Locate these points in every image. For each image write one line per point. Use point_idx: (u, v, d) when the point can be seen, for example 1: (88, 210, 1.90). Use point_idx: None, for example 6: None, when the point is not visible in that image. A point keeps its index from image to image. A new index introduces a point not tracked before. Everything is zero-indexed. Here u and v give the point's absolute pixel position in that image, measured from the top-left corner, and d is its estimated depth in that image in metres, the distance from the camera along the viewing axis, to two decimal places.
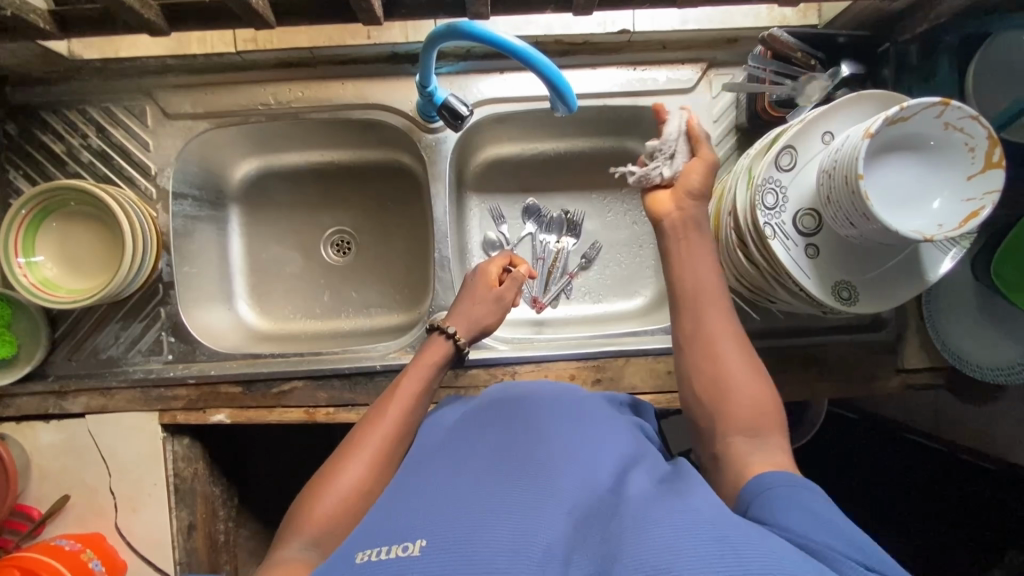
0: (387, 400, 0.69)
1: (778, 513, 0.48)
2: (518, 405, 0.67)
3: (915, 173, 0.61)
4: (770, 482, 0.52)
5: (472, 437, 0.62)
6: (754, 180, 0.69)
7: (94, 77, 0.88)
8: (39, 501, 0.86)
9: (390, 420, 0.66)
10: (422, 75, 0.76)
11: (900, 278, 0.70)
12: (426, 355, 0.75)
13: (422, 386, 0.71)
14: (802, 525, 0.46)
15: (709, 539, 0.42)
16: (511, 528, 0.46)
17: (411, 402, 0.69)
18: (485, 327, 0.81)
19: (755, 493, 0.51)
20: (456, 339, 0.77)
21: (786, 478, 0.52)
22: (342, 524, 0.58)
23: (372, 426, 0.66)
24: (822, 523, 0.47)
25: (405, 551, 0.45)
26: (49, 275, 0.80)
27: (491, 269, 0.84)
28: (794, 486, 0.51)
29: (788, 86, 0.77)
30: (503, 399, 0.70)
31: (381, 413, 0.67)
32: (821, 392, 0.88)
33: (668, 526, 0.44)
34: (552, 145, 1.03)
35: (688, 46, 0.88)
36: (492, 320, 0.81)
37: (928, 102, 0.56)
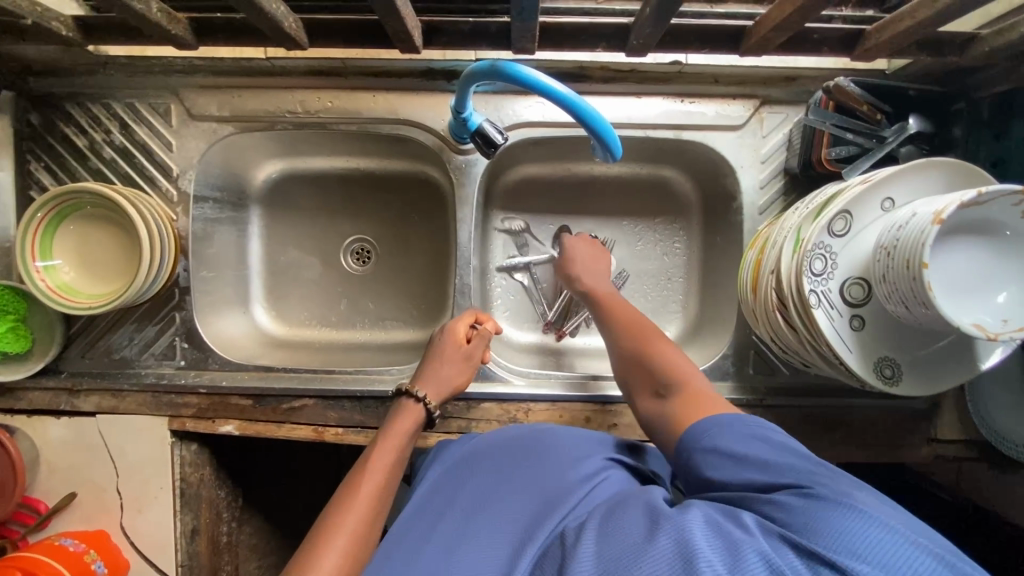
0: (360, 477, 0.65)
1: (709, 469, 0.52)
2: (516, 445, 0.68)
3: (986, 262, 0.56)
4: (702, 430, 0.55)
5: (460, 490, 0.63)
6: (803, 244, 0.65)
7: (120, 71, 0.85)
8: (46, 495, 0.86)
9: (364, 500, 0.63)
10: (457, 100, 0.71)
11: (950, 360, 0.66)
12: (398, 426, 0.71)
13: (396, 459, 0.68)
14: (730, 475, 0.50)
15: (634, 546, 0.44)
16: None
17: (384, 477, 0.66)
18: (455, 388, 0.79)
19: (691, 449, 0.55)
20: (426, 403, 0.74)
21: (714, 420, 0.56)
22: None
23: (346, 508, 0.62)
24: (746, 463, 0.50)
25: None
26: (67, 279, 0.78)
27: (461, 328, 0.81)
28: (721, 426, 0.54)
29: (849, 141, 0.71)
30: (506, 441, 0.69)
31: (354, 492, 0.63)
32: (845, 455, 0.85)
33: (599, 545, 0.46)
34: (586, 168, 0.98)
35: (741, 81, 0.82)
36: (462, 380, 0.79)
37: (1010, 190, 0.51)
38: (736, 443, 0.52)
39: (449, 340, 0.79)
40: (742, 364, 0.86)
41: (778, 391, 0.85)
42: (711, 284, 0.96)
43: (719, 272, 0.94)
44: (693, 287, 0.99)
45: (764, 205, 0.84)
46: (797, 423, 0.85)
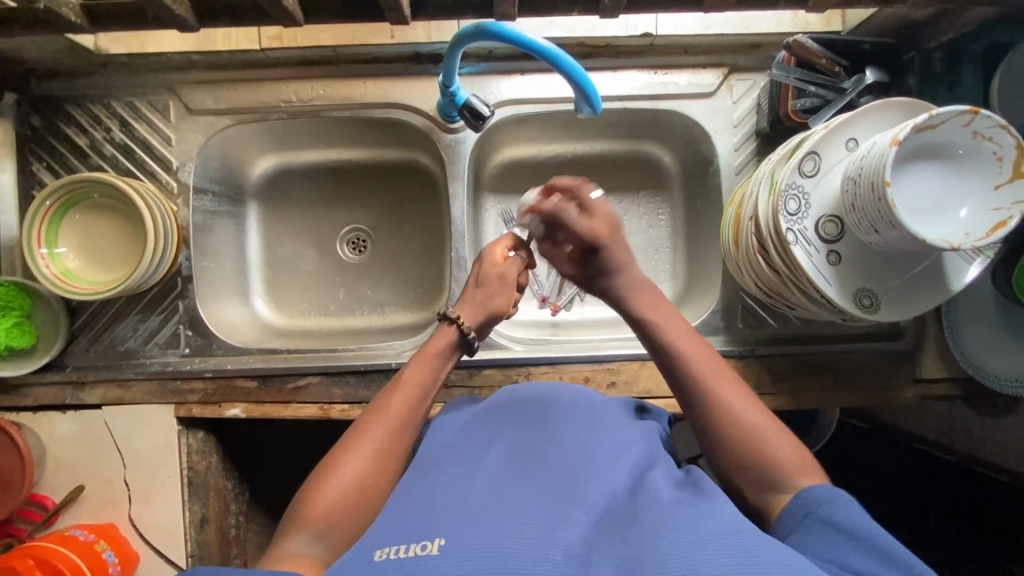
0: (392, 391, 0.69)
1: (817, 543, 0.49)
2: (529, 407, 0.69)
3: (944, 182, 0.60)
4: (810, 503, 0.52)
5: (487, 443, 0.62)
6: (777, 185, 0.69)
7: (119, 72, 0.88)
8: (53, 491, 0.86)
9: (397, 411, 0.67)
10: (445, 75, 0.76)
11: (922, 287, 0.70)
12: (430, 346, 0.74)
13: (429, 378, 0.71)
14: (843, 553, 0.47)
15: (722, 549, 0.44)
16: (531, 532, 0.47)
17: (415, 393, 0.69)
18: (495, 310, 0.79)
19: (797, 517, 0.52)
20: (461, 325, 0.76)
21: (823, 493, 0.53)
22: (346, 514, 0.59)
23: (381, 416, 0.66)
24: (862, 545, 0.47)
25: (425, 550, 0.46)
26: (71, 266, 0.81)
27: (498, 249, 0.83)
28: (836, 503, 0.51)
29: (811, 93, 0.77)
30: (517, 403, 0.71)
31: (389, 401, 0.68)
32: (837, 400, 0.88)
33: (682, 530, 0.46)
34: (570, 147, 1.03)
35: (709, 51, 0.88)
36: (501, 300, 0.79)
37: (957, 110, 0.56)
38: (853, 525, 0.49)
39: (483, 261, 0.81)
40: (731, 318, 0.90)
41: (767, 342, 0.89)
42: (696, 249, 0.99)
43: (703, 237, 0.98)
44: (680, 255, 1.02)
45: (740, 165, 0.89)
46: (788, 371, 0.88)
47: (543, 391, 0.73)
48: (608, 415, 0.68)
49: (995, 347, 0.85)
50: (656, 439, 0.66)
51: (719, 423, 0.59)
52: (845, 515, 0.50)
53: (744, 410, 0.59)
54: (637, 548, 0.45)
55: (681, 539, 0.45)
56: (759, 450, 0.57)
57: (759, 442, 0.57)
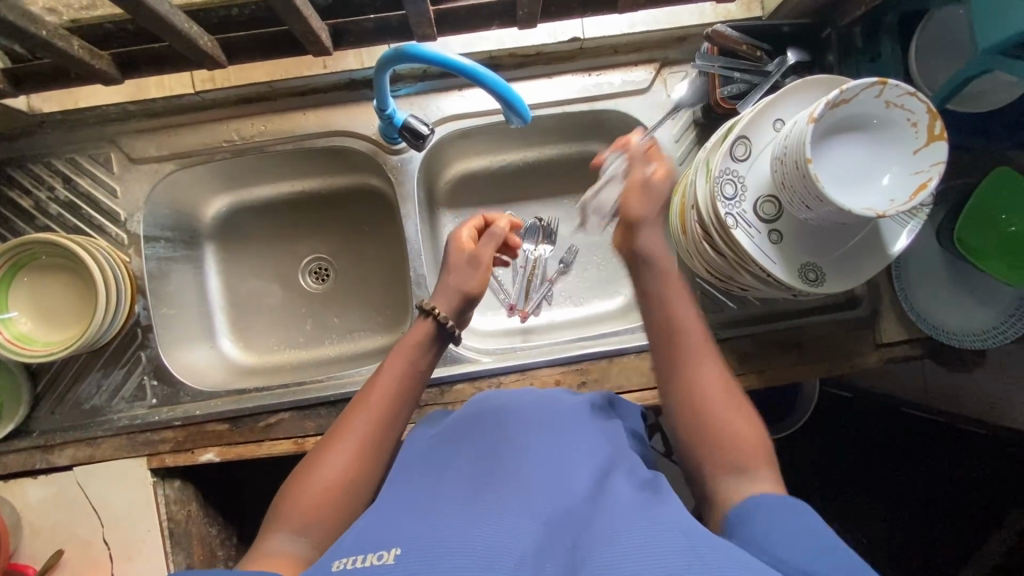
0: (371, 386, 0.69)
1: (765, 535, 0.48)
2: (492, 414, 0.68)
3: (865, 153, 0.62)
4: (761, 503, 0.51)
5: (454, 451, 0.62)
6: (711, 171, 0.70)
7: (55, 129, 0.88)
8: (34, 558, 0.84)
9: (375, 409, 0.67)
10: (378, 99, 0.77)
11: (864, 255, 0.71)
12: (408, 337, 0.73)
13: (410, 367, 0.71)
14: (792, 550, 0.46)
15: (671, 546, 0.43)
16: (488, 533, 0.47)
17: (393, 385, 0.69)
18: (469, 297, 0.77)
19: (744, 514, 0.51)
20: (436, 315, 0.74)
21: (774, 499, 0.51)
22: (326, 511, 0.59)
23: (359, 415, 0.66)
24: (813, 549, 0.46)
25: (380, 560, 0.45)
26: (25, 330, 0.80)
27: (462, 233, 0.82)
28: (784, 504, 0.50)
29: (735, 81, 0.80)
30: (481, 411, 0.70)
31: (367, 400, 0.67)
32: (804, 374, 0.89)
33: (635, 531, 0.45)
34: (519, 155, 1.04)
35: (639, 48, 0.89)
36: (473, 283, 0.77)
37: (866, 83, 0.58)
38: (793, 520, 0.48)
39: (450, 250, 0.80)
40: None
41: (729, 324, 0.90)
42: None
43: (658, 229, 1.00)
44: None
45: (682, 156, 0.90)
46: (752, 351, 0.89)
47: (509, 397, 0.73)
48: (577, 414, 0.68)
49: (950, 307, 0.88)
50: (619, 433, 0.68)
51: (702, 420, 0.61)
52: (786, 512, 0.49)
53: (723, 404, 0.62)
54: (586, 549, 0.44)
55: (632, 540, 0.44)
56: (738, 450, 0.58)
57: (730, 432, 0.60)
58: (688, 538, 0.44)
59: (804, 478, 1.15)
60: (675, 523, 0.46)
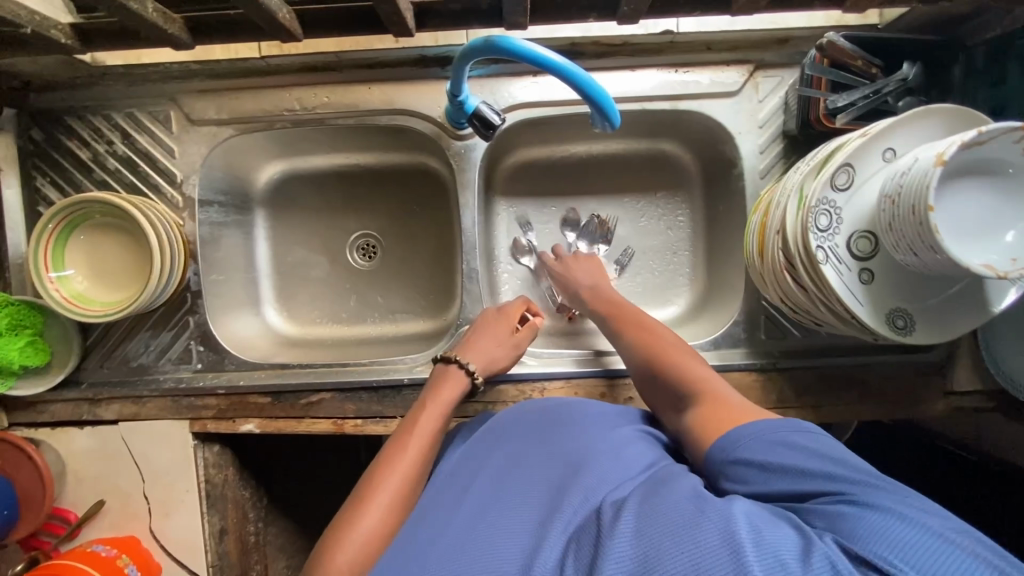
0: (400, 443, 0.68)
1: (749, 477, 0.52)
2: (525, 426, 0.68)
3: (992, 203, 0.56)
4: (733, 437, 0.56)
5: (487, 457, 0.65)
6: (806, 201, 0.65)
7: (117, 81, 0.86)
8: (76, 504, 0.87)
9: (411, 460, 0.67)
10: (452, 84, 0.72)
11: (960, 308, 0.66)
12: (444, 394, 0.75)
13: (438, 425, 0.71)
14: (774, 480, 0.51)
15: (677, 527, 0.45)
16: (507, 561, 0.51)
17: (422, 445, 0.69)
18: (495, 368, 0.81)
19: (723, 454, 0.56)
20: (474, 376, 0.78)
21: (740, 431, 0.56)
22: (366, 571, 0.59)
23: (393, 464, 0.66)
24: (784, 467, 0.51)
25: None
26: (81, 289, 0.80)
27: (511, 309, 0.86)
28: (748, 435, 0.55)
29: (849, 96, 0.70)
30: (517, 422, 0.69)
31: (402, 449, 0.68)
32: (862, 413, 0.85)
33: (640, 518, 0.47)
34: (585, 147, 0.99)
35: (734, 46, 0.82)
36: (502, 359, 0.82)
37: (1011, 127, 0.51)
38: (766, 448, 0.53)
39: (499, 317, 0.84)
40: (753, 329, 0.86)
41: (790, 353, 0.86)
42: (717, 254, 0.96)
43: (724, 241, 0.94)
44: (699, 260, 0.99)
45: (765, 169, 0.84)
46: (811, 384, 0.85)
47: (552, 401, 0.72)
48: (598, 416, 0.68)
49: None
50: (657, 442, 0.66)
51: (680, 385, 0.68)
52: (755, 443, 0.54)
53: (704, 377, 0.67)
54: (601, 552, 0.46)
55: (632, 525, 0.47)
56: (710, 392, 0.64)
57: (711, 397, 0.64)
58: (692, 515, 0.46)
59: None
60: (681, 502, 0.48)
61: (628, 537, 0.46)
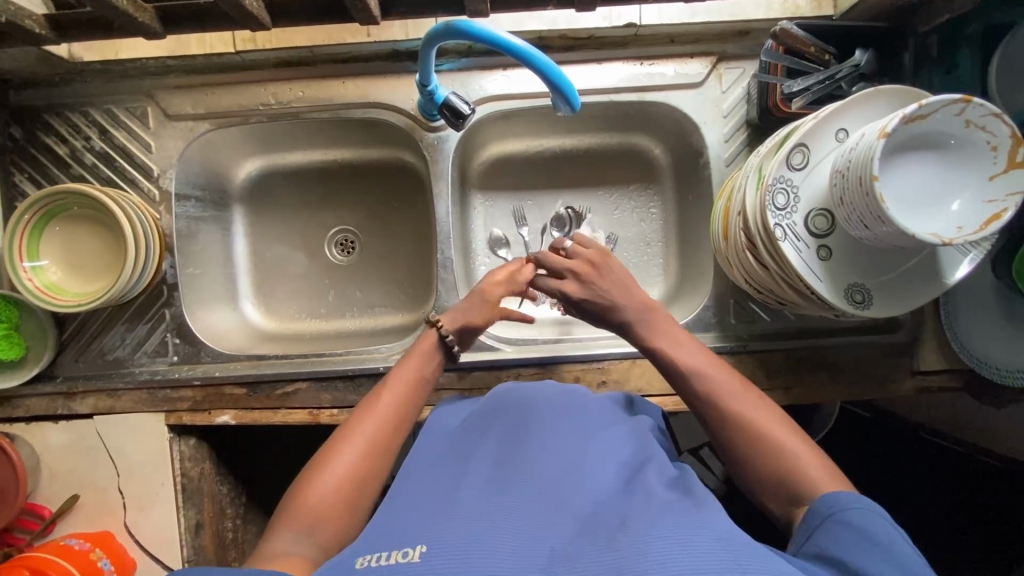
0: (380, 390, 0.69)
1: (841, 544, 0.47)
2: (520, 411, 0.68)
3: (936, 174, 0.58)
4: (847, 503, 0.51)
5: (476, 446, 0.62)
6: (764, 180, 0.67)
7: (95, 78, 0.87)
8: (49, 500, 0.86)
9: (383, 410, 0.67)
10: (421, 75, 0.74)
11: (916, 282, 0.68)
12: (416, 347, 0.75)
13: (415, 378, 0.72)
14: (872, 559, 0.45)
15: (709, 548, 0.42)
16: (514, 545, 0.45)
17: (401, 390, 0.70)
18: (472, 326, 0.78)
19: (823, 515, 0.51)
20: (440, 327, 0.76)
21: (851, 497, 0.51)
22: (332, 514, 0.58)
23: (366, 414, 0.67)
24: (886, 553, 0.46)
25: (404, 557, 0.44)
26: (54, 279, 0.81)
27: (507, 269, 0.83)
28: (864, 510, 0.50)
29: (803, 80, 0.73)
30: (503, 407, 0.71)
31: (375, 401, 0.68)
32: (832, 394, 0.86)
33: (674, 530, 0.44)
34: (558, 141, 1.01)
35: (697, 39, 0.85)
36: (478, 318, 0.79)
37: (949, 100, 0.53)
38: (877, 528, 0.48)
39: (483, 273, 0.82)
40: (723, 314, 0.88)
41: (760, 336, 0.87)
42: (688, 243, 0.97)
43: (694, 230, 0.96)
44: (672, 251, 1.00)
45: (730, 157, 0.86)
46: (781, 367, 0.86)
47: (532, 392, 0.73)
48: (593, 416, 0.68)
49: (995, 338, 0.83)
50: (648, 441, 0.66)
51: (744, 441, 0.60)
52: (868, 519, 0.49)
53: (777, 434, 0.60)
54: (621, 547, 0.43)
55: (669, 546, 0.42)
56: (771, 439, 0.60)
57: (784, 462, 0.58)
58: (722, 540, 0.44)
59: None
60: (711, 530, 0.44)
61: (666, 550, 0.42)
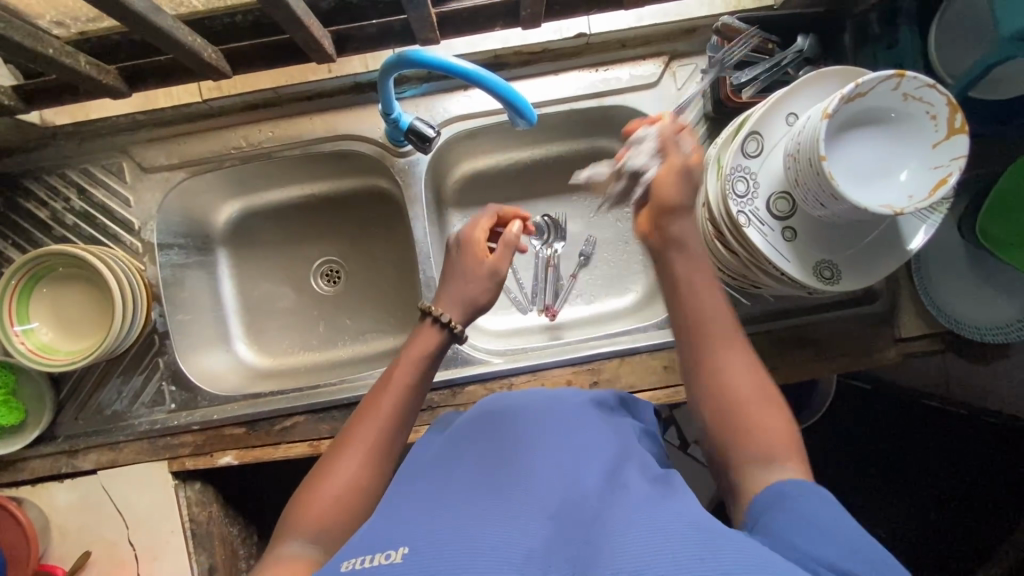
0: (379, 392, 0.67)
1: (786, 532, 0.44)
2: (507, 416, 0.65)
3: (879, 148, 0.61)
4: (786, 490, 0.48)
5: (461, 451, 0.60)
6: (723, 169, 0.69)
7: (69, 140, 0.90)
8: (63, 559, 0.85)
9: (383, 413, 0.65)
10: (384, 104, 0.77)
11: (880, 253, 0.69)
12: (416, 346, 0.70)
13: (415, 378, 0.68)
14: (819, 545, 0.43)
15: (682, 547, 0.41)
16: (494, 549, 0.43)
17: (404, 395, 0.67)
18: (480, 306, 0.74)
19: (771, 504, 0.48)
20: (450, 325, 0.72)
21: (798, 487, 0.48)
22: (336, 521, 0.57)
23: (367, 418, 0.65)
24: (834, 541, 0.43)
25: (387, 560, 0.44)
26: (46, 339, 0.83)
27: (475, 234, 0.77)
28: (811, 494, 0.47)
29: (750, 71, 0.78)
30: (487, 413, 0.68)
31: (374, 406, 0.66)
32: (821, 371, 0.88)
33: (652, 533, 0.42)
34: (528, 153, 1.03)
35: (647, 41, 0.88)
36: (488, 297, 0.75)
37: (883, 76, 0.56)
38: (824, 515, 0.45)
39: (470, 250, 0.76)
40: None
41: (742, 321, 0.89)
42: None
43: None
44: None
45: None
46: (768, 349, 0.88)
47: (519, 396, 0.71)
48: (586, 414, 0.65)
49: (969, 299, 0.86)
50: (633, 434, 0.64)
51: (716, 402, 0.57)
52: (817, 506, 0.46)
53: (750, 393, 0.56)
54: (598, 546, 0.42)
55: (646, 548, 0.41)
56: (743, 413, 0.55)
57: (751, 423, 0.55)
58: (698, 535, 0.42)
59: (824, 475, 1.13)
60: (686, 529, 0.43)
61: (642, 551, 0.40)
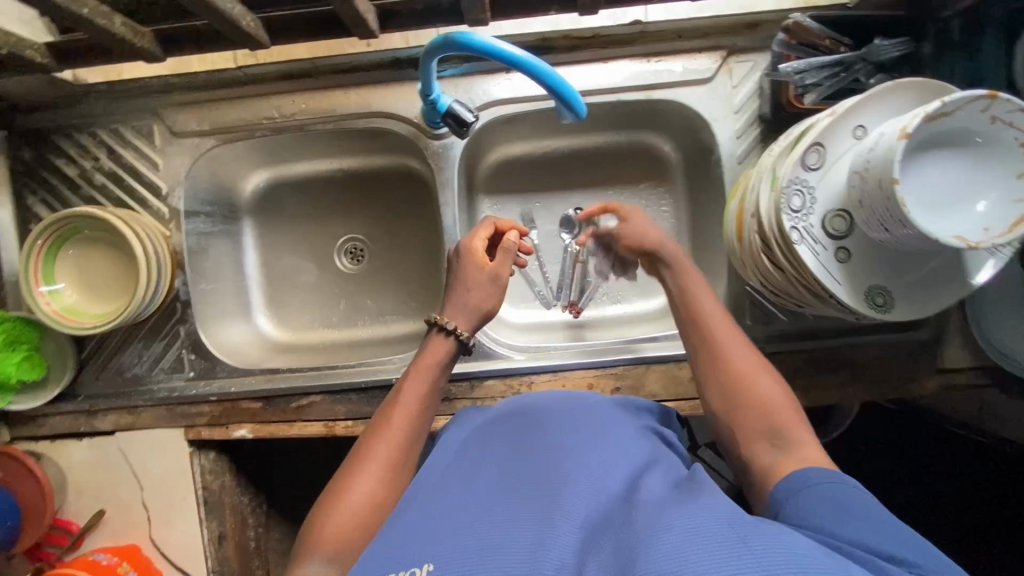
0: (392, 408, 0.67)
1: (816, 518, 0.45)
2: (528, 417, 0.63)
3: (959, 173, 0.56)
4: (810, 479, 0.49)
5: (481, 452, 0.59)
6: (779, 180, 0.64)
7: (101, 98, 0.88)
8: (77, 515, 0.88)
9: (397, 428, 0.65)
10: (423, 84, 0.73)
11: (937, 283, 0.65)
12: (426, 358, 0.71)
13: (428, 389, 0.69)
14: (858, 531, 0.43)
15: (709, 536, 0.39)
16: (516, 555, 0.41)
17: (417, 408, 0.67)
18: (487, 312, 0.75)
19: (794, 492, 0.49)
20: (457, 334, 0.73)
21: (821, 472, 0.49)
22: (357, 538, 0.56)
23: (381, 433, 0.64)
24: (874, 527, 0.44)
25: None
26: (71, 301, 0.82)
27: (475, 243, 0.78)
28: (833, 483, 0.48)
29: (816, 74, 0.72)
30: (506, 414, 0.66)
31: (387, 422, 0.65)
32: (854, 395, 0.84)
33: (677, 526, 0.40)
34: (566, 142, 0.98)
35: (705, 33, 0.83)
36: (493, 303, 0.75)
37: (974, 96, 0.51)
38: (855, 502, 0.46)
39: (471, 258, 0.76)
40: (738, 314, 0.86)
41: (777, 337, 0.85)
42: (701, 242, 0.95)
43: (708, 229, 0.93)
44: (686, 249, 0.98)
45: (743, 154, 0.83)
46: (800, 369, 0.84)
47: (536, 396, 0.69)
48: (604, 416, 0.63)
49: None
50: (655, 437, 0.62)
51: (713, 374, 0.62)
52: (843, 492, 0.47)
53: (747, 370, 0.61)
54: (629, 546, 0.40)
55: (672, 543, 0.39)
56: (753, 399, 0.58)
57: (758, 403, 0.58)
58: (725, 523, 0.40)
59: None
60: (713, 520, 0.41)
61: (671, 547, 0.38)
